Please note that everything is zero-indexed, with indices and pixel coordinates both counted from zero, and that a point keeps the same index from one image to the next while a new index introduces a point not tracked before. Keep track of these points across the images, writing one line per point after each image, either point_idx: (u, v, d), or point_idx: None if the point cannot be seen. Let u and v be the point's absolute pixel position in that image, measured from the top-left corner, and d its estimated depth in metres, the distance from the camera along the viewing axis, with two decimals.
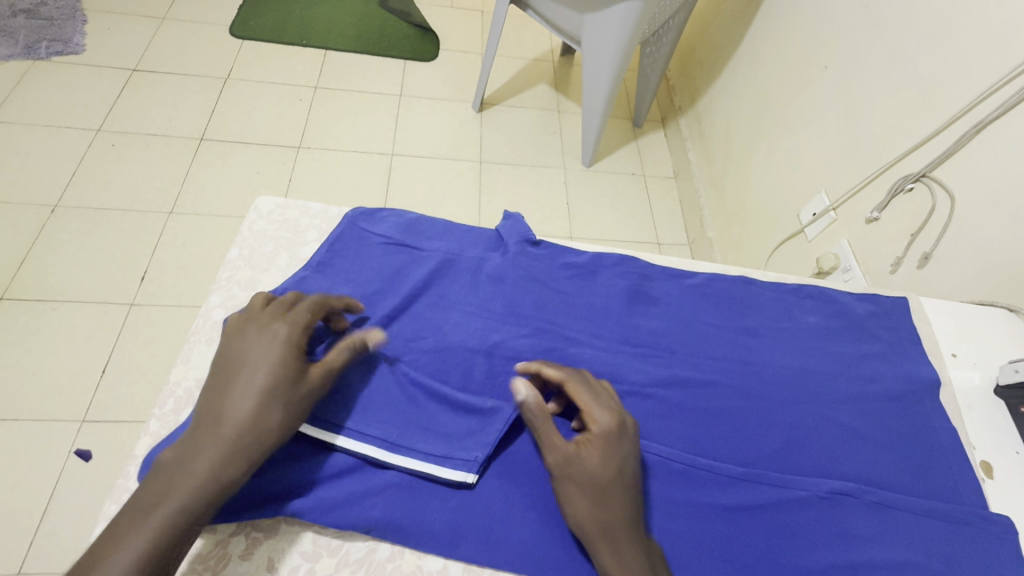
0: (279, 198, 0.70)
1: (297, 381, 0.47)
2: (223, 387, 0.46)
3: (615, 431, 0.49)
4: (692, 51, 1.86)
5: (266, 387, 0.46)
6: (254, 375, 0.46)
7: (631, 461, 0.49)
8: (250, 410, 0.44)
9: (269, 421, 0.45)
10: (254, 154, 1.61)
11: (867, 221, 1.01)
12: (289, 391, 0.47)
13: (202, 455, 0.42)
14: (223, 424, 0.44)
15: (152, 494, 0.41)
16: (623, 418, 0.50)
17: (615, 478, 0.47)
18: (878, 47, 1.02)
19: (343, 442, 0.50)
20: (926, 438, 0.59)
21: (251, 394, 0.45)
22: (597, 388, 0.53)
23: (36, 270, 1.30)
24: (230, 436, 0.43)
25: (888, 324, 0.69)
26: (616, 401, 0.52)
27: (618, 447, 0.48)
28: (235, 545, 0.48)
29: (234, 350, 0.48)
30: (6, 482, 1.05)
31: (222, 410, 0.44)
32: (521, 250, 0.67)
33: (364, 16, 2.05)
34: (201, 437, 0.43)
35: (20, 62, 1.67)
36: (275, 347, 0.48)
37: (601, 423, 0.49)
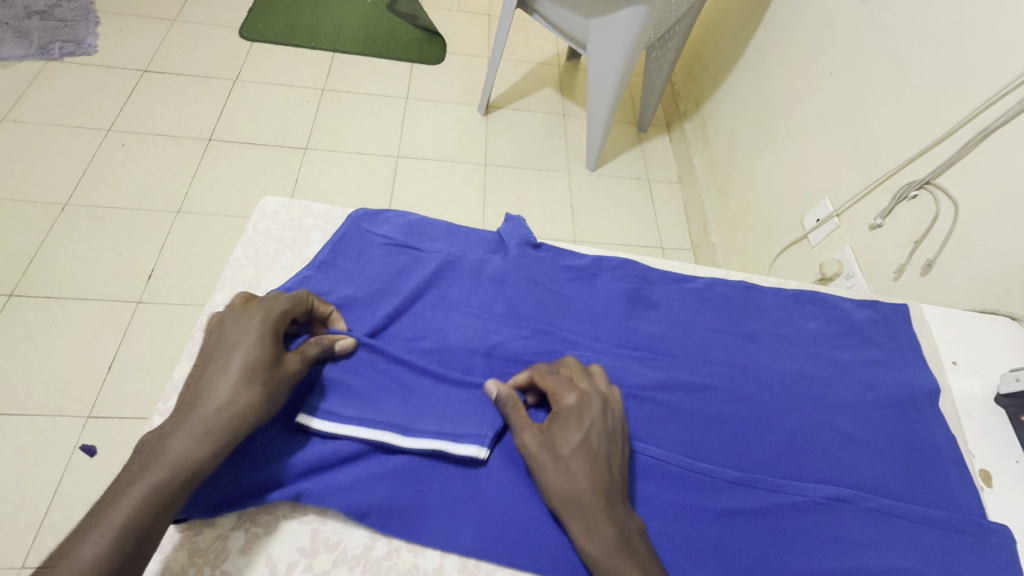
0: (283, 199, 0.71)
1: (272, 364, 0.49)
2: (205, 372, 0.48)
3: (576, 405, 0.51)
4: (697, 56, 1.86)
5: (243, 369, 0.47)
6: (231, 358, 0.48)
7: (596, 433, 0.49)
8: (225, 391, 0.46)
9: (242, 401, 0.46)
10: (261, 155, 1.63)
11: (871, 227, 1.01)
12: (263, 372, 0.48)
13: (180, 434, 0.44)
14: (202, 406, 0.46)
15: (133, 471, 0.43)
16: (589, 394, 0.52)
17: (576, 449, 0.48)
18: (883, 54, 1.02)
19: (349, 429, 0.51)
20: (925, 446, 0.58)
21: (227, 377, 0.47)
22: (568, 368, 0.55)
23: (45, 267, 1.32)
24: (208, 416, 0.45)
25: (887, 331, 0.69)
26: (588, 380, 0.53)
27: (579, 419, 0.50)
28: (235, 540, 0.49)
29: (214, 338, 0.50)
30: (12, 476, 1.07)
31: (202, 392, 0.46)
32: (522, 252, 0.67)
33: (372, 19, 2.07)
34: (182, 418, 0.45)
35: (34, 63, 1.70)
36: (251, 332, 0.50)
37: (563, 399, 0.51)
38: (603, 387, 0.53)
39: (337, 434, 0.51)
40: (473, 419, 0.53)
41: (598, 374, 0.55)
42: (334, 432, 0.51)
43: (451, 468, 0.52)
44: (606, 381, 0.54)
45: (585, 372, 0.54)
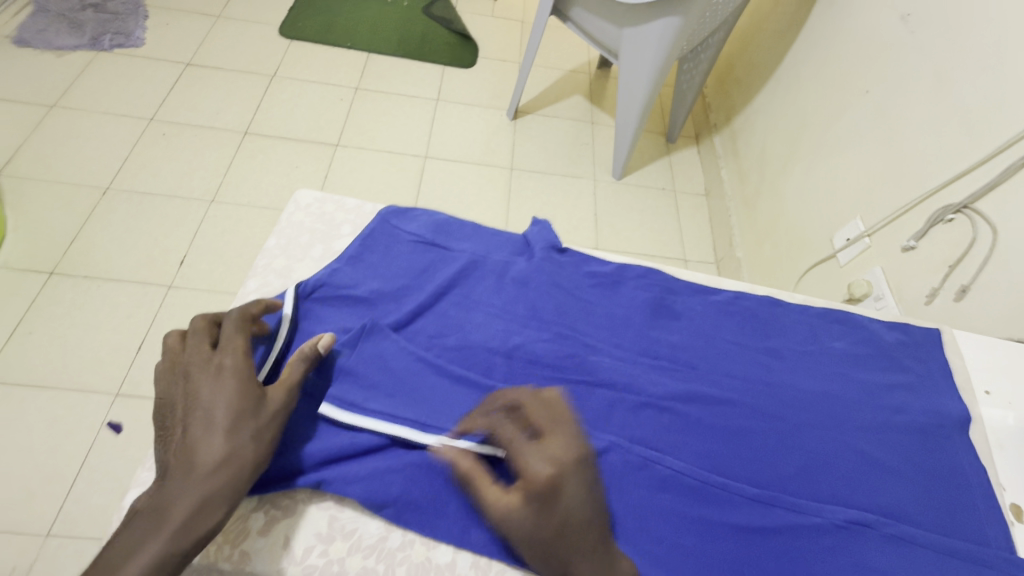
0: (317, 192, 0.72)
1: (259, 408, 0.49)
2: (183, 431, 0.47)
3: (554, 476, 0.48)
4: (730, 69, 1.85)
5: (232, 421, 0.47)
6: (213, 414, 0.47)
7: (577, 500, 0.48)
8: (218, 447, 0.46)
9: (244, 454, 0.47)
10: (294, 150, 1.67)
11: (903, 249, 0.99)
12: (253, 420, 0.48)
13: (179, 501, 0.43)
14: (196, 467, 0.45)
15: (130, 543, 0.41)
16: (565, 459, 0.50)
17: (560, 523, 0.47)
18: (923, 74, 1.00)
19: (373, 423, 0.52)
20: (953, 475, 0.57)
21: (216, 434, 0.46)
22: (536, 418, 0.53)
23: (84, 248, 1.38)
24: (205, 477, 0.45)
25: (917, 355, 0.67)
26: (557, 436, 0.51)
27: (558, 492, 0.47)
28: (255, 520, 0.50)
29: (184, 393, 0.48)
30: (42, 447, 1.11)
31: (192, 454, 0.45)
32: (546, 255, 0.68)
33: (407, 21, 2.11)
34: (173, 484, 0.44)
35: (84, 53, 1.78)
36: (229, 380, 0.49)
37: (538, 471, 0.48)
38: (571, 440, 0.52)
39: (357, 425, 0.52)
40: (490, 420, 0.53)
41: (564, 421, 0.53)
42: (354, 422, 0.52)
43: None
44: (572, 428, 0.53)
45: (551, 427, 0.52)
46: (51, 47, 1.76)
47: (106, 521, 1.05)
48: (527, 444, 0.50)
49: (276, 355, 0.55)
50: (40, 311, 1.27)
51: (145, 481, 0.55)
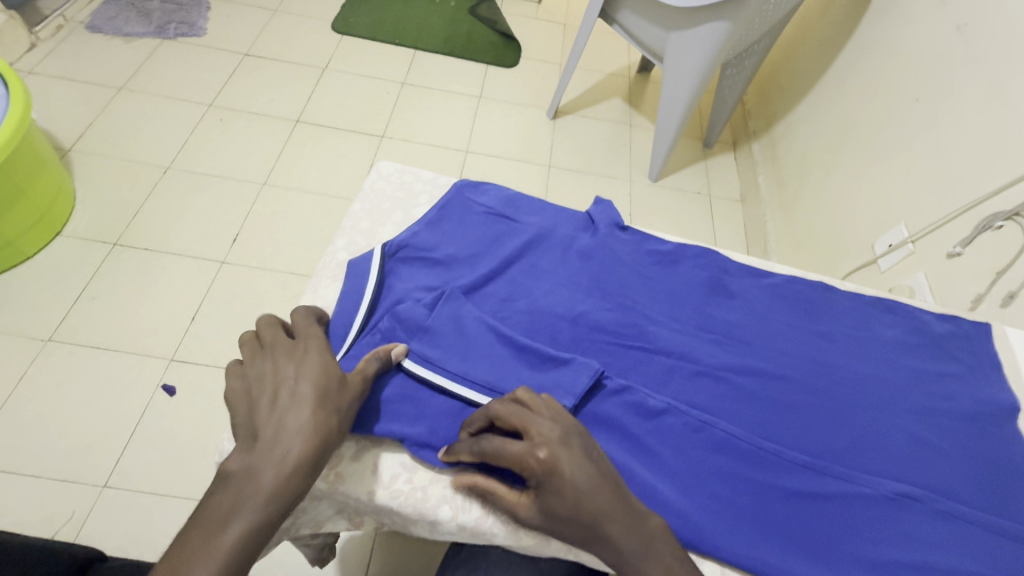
0: (397, 164, 0.78)
1: (342, 385, 0.51)
2: (268, 403, 0.48)
3: (547, 466, 0.47)
4: (772, 77, 1.87)
5: (317, 394, 0.49)
6: (297, 387, 0.49)
7: (580, 474, 0.47)
8: (303, 417, 0.47)
9: (328, 425, 0.48)
10: (343, 139, 1.75)
11: (948, 255, 0.99)
12: (336, 395, 0.50)
13: (267, 466, 0.44)
14: (283, 436, 0.46)
15: (224, 506, 0.43)
16: (553, 443, 0.48)
17: (573, 506, 0.46)
18: (976, 84, 1.01)
19: (447, 383, 0.55)
20: (1001, 460, 0.59)
21: (302, 405, 0.48)
22: (516, 417, 0.50)
23: (146, 222, 1.46)
24: (293, 445, 0.46)
25: (967, 347, 0.69)
26: (535, 423, 0.49)
27: (558, 480, 0.46)
28: (347, 448, 0.55)
29: (267, 369, 0.50)
30: (100, 404, 1.17)
31: (279, 423, 0.47)
32: (610, 232, 0.72)
33: (453, 21, 2.18)
34: (260, 452, 0.45)
35: (151, 40, 1.88)
36: (315, 358, 0.51)
37: (531, 467, 0.47)
38: (550, 421, 0.50)
39: (432, 384, 0.55)
40: (556, 390, 0.56)
41: (538, 407, 0.51)
42: (427, 378, 0.55)
43: None
44: (549, 409, 0.51)
45: (526, 418, 0.49)
46: (120, 35, 1.86)
47: (158, 475, 1.10)
48: (510, 445, 0.48)
49: (367, 304, 0.60)
50: (104, 278, 1.34)
51: None
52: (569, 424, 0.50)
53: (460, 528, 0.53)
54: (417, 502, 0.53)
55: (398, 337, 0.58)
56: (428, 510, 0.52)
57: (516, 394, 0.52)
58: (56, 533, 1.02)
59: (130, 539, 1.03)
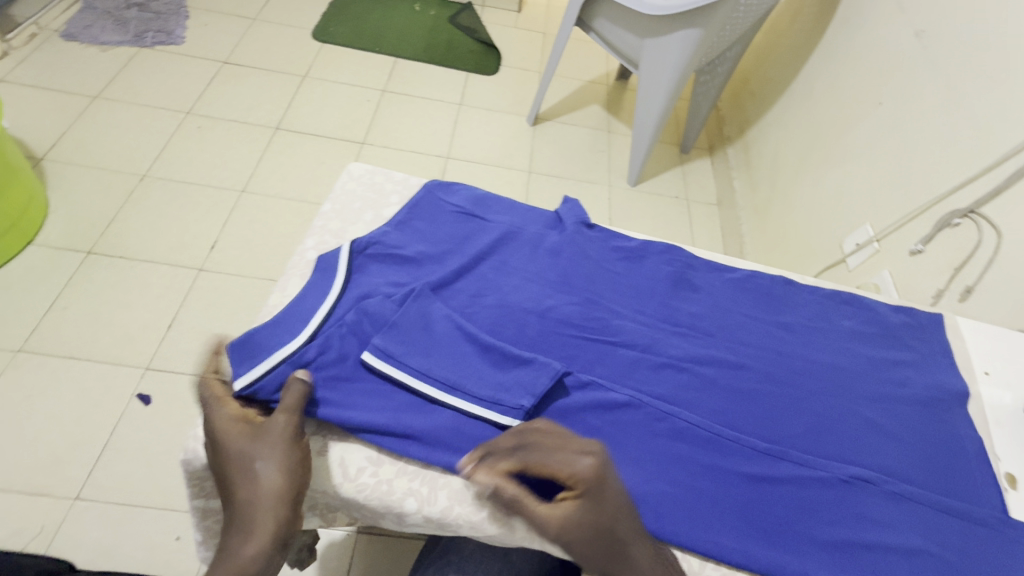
0: (368, 166, 0.79)
1: (241, 448, 0.49)
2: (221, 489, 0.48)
3: (597, 475, 0.49)
4: (745, 83, 1.92)
5: (224, 482, 0.48)
6: (236, 462, 0.48)
7: (619, 486, 0.50)
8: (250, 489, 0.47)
9: (251, 500, 0.46)
10: (323, 146, 1.75)
11: (910, 253, 1.03)
12: (239, 467, 0.48)
13: (236, 546, 0.44)
14: (240, 511, 0.46)
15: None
16: (599, 453, 0.50)
17: (615, 517, 0.48)
18: (934, 89, 1.05)
19: (406, 378, 0.56)
20: (951, 444, 0.61)
21: (243, 477, 0.47)
22: (561, 433, 0.52)
23: (120, 231, 1.44)
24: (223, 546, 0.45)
25: (921, 336, 0.72)
26: (579, 440, 0.51)
27: (606, 491, 0.49)
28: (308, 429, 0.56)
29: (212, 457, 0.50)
30: (72, 415, 1.14)
31: (235, 501, 0.47)
32: (577, 230, 0.73)
33: (433, 30, 2.20)
34: (229, 534, 0.45)
35: (128, 48, 1.87)
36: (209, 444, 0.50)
37: (583, 474, 0.49)
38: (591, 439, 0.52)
39: (392, 378, 0.56)
40: (518, 387, 0.57)
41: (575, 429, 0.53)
42: (388, 373, 0.56)
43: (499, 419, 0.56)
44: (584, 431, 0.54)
45: (569, 435, 0.52)
46: (96, 43, 1.85)
47: (131, 486, 1.08)
48: (556, 455, 0.50)
49: (335, 293, 0.60)
50: (76, 288, 1.32)
51: None
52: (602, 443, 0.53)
53: (427, 519, 0.53)
54: (382, 495, 0.53)
55: (363, 331, 0.58)
56: (394, 502, 0.53)
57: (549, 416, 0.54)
58: (25, 548, 0.99)
59: (101, 552, 1.00)
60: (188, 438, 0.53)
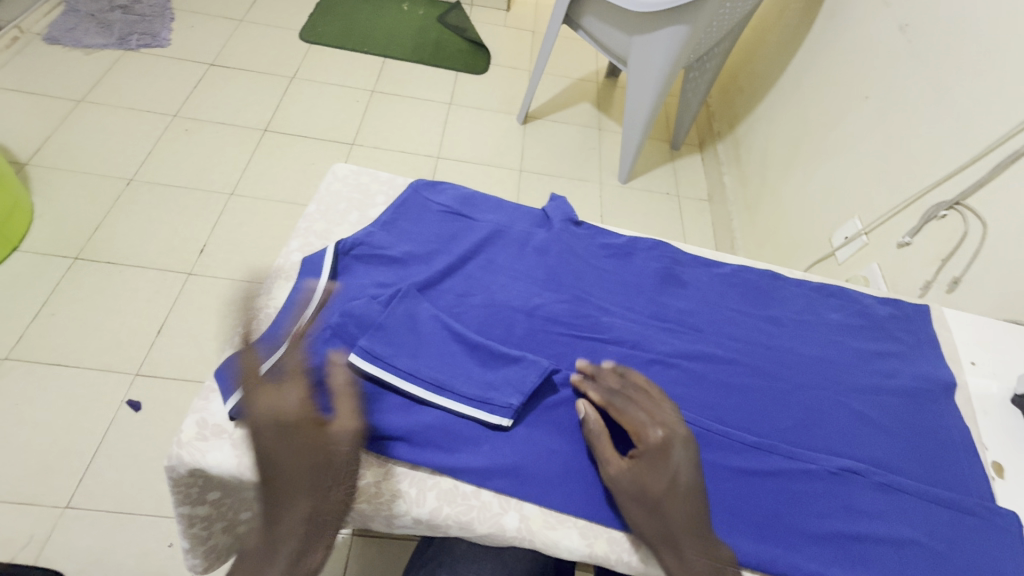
0: (353, 166, 0.79)
1: (324, 455, 0.51)
2: (293, 483, 0.49)
3: (662, 444, 0.52)
4: (734, 79, 1.93)
5: (289, 491, 0.49)
6: (322, 461, 0.51)
7: (683, 471, 0.52)
8: (330, 491, 0.50)
9: (330, 502, 0.50)
10: (312, 148, 1.74)
11: (898, 245, 1.03)
12: (319, 476, 0.50)
13: (307, 545, 0.47)
14: (317, 511, 0.49)
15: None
16: (672, 431, 0.54)
17: (670, 488, 0.51)
18: (920, 81, 1.06)
19: (392, 379, 0.55)
20: (938, 434, 0.61)
21: (330, 477, 0.51)
22: (650, 398, 0.56)
23: (108, 236, 1.42)
24: (291, 547, 0.47)
25: (908, 327, 0.72)
26: (662, 410, 0.55)
27: (670, 462, 0.52)
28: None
29: (282, 448, 0.50)
30: (60, 423, 1.13)
31: (311, 500, 0.49)
32: (564, 228, 0.73)
33: (421, 29, 2.20)
34: (299, 533, 0.47)
35: (113, 51, 1.85)
36: (284, 439, 0.51)
37: (649, 439, 0.53)
38: (673, 413, 0.55)
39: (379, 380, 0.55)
40: (506, 385, 0.56)
41: (663, 399, 0.57)
42: (375, 374, 0.55)
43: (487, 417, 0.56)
44: (670, 402, 0.57)
45: (655, 402, 0.56)
46: (80, 46, 1.83)
47: (122, 493, 1.07)
48: (635, 412, 0.55)
49: (318, 298, 0.61)
50: (63, 294, 1.31)
51: (201, 408, 0.55)
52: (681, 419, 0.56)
53: (416, 521, 0.53)
54: (369, 498, 0.53)
55: (348, 334, 0.58)
56: (381, 505, 0.53)
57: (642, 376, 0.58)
58: (13, 558, 0.98)
59: (92, 560, 0.99)
60: (170, 444, 0.52)
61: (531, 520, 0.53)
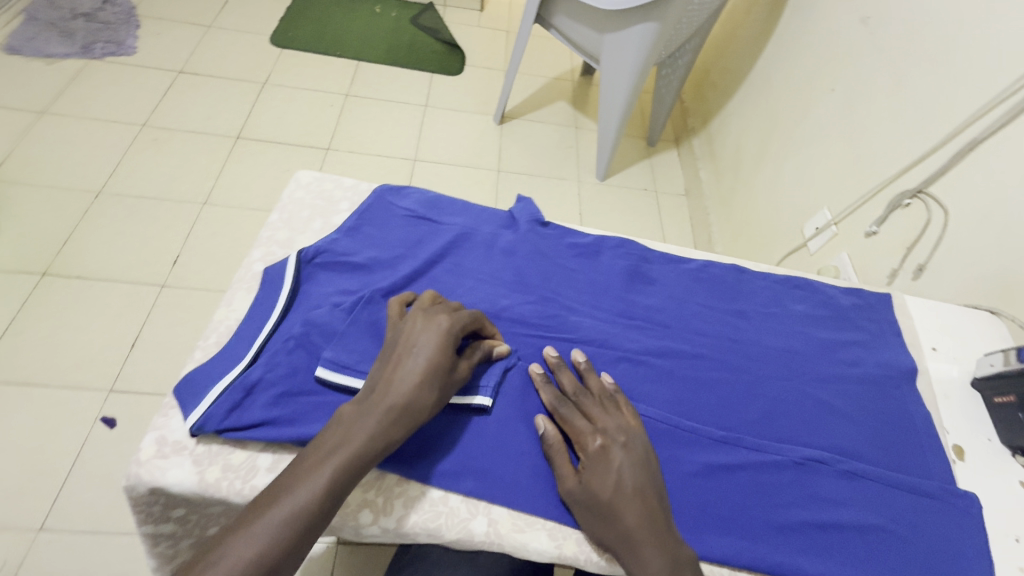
0: (316, 173, 0.78)
1: (447, 371, 0.52)
2: (406, 370, 0.50)
3: (598, 450, 0.52)
4: (706, 74, 1.94)
5: (400, 376, 0.50)
6: (436, 364, 0.51)
7: (627, 471, 0.50)
8: (425, 393, 0.50)
9: (421, 402, 0.50)
10: (285, 154, 1.71)
11: (866, 235, 1.05)
12: (435, 376, 0.51)
13: (371, 434, 0.47)
14: (404, 405, 0.49)
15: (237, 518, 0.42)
16: (612, 434, 0.53)
17: (613, 494, 0.49)
18: (881, 72, 1.08)
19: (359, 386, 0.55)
20: (900, 419, 0.63)
21: (432, 383, 0.51)
22: (598, 402, 0.56)
23: (76, 250, 1.39)
24: (371, 423, 0.47)
25: (871, 316, 0.73)
26: (605, 416, 0.55)
27: (608, 467, 0.51)
28: (253, 445, 0.54)
29: (415, 339, 0.52)
30: (32, 444, 1.10)
31: (409, 395, 0.49)
32: (531, 228, 0.73)
33: (395, 31, 2.18)
34: (380, 414, 0.48)
35: (77, 61, 1.81)
36: (430, 335, 0.52)
37: (588, 445, 0.53)
38: (619, 419, 0.55)
39: (345, 389, 0.55)
40: (475, 382, 0.57)
41: (614, 406, 0.56)
42: (340, 384, 0.55)
43: (454, 419, 0.56)
44: (622, 409, 0.56)
45: (600, 409, 0.55)
46: (42, 56, 1.78)
47: (99, 511, 1.05)
48: (577, 420, 0.55)
49: (280, 309, 0.60)
50: (31, 311, 1.27)
51: (161, 426, 0.54)
52: (637, 423, 0.55)
53: (383, 531, 0.52)
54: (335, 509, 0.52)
55: (312, 344, 0.57)
56: (347, 515, 0.52)
57: (597, 380, 0.58)
58: None
59: None
60: (129, 463, 0.50)
61: (499, 524, 0.52)
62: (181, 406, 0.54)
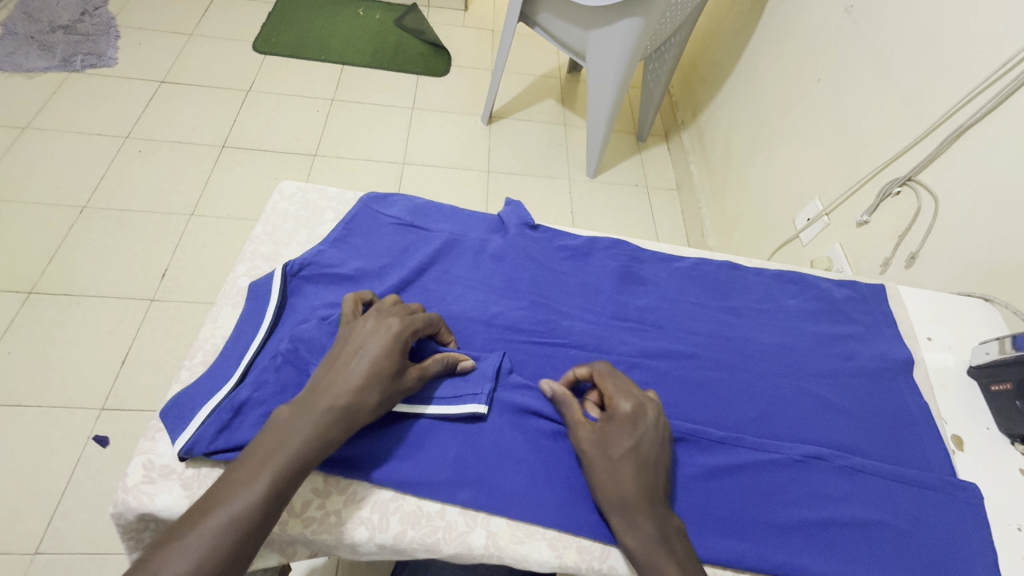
0: (300, 183, 0.77)
1: (391, 373, 0.52)
2: (346, 370, 0.50)
3: (632, 412, 0.52)
4: (694, 68, 1.94)
5: (340, 377, 0.50)
6: (377, 365, 0.51)
7: (648, 440, 0.51)
8: (363, 394, 0.50)
9: (357, 402, 0.49)
10: (272, 161, 1.69)
11: (857, 224, 1.05)
12: (376, 377, 0.50)
13: (307, 436, 0.46)
14: (339, 405, 0.48)
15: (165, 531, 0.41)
16: (642, 402, 0.53)
17: (631, 454, 0.50)
18: (867, 61, 1.08)
19: None
20: (899, 411, 0.62)
21: (372, 384, 0.50)
22: (625, 378, 0.56)
23: (63, 267, 1.37)
24: (307, 421, 0.47)
25: (865, 307, 0.73)
26: (639, 390, 0.55)
27: (637, 429, 0.51)
28: None
29: (360, 339, 0.52)
30: (24, 466, 1.08)
31: (348, 395, 0.49)
32: (520, 232, 0.72)
33: (379, 33, 2.16)
34: (315, 415, 0.47)
35: (56, 74, 1.78)
36: (379, 337, 0.52)
37: (619, 407, 0.53)
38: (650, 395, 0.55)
39: None
40: (468, 391, 0.57)
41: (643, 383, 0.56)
42: None
43: (449, 430, 0.55)
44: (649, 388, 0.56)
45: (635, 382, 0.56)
46: (20, 70, 1.75)
47: (94, 532, 1.03)
48: (615, 383, 0.55)
49: (266, 326, 0.59)
50: (18, 331, 1.25)
51: (148, 450, 0.53)
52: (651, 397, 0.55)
53: (380, 547, 0.51)
54: (331, 527, 0.51)
55: (301, 360, 0.56)
56: (343, 532, 0.51)
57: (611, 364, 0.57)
58: None
59: None
60: (115, 489, 0.49)
61: (498, 535, 0.52)
62: (168, 430, 0.53)
